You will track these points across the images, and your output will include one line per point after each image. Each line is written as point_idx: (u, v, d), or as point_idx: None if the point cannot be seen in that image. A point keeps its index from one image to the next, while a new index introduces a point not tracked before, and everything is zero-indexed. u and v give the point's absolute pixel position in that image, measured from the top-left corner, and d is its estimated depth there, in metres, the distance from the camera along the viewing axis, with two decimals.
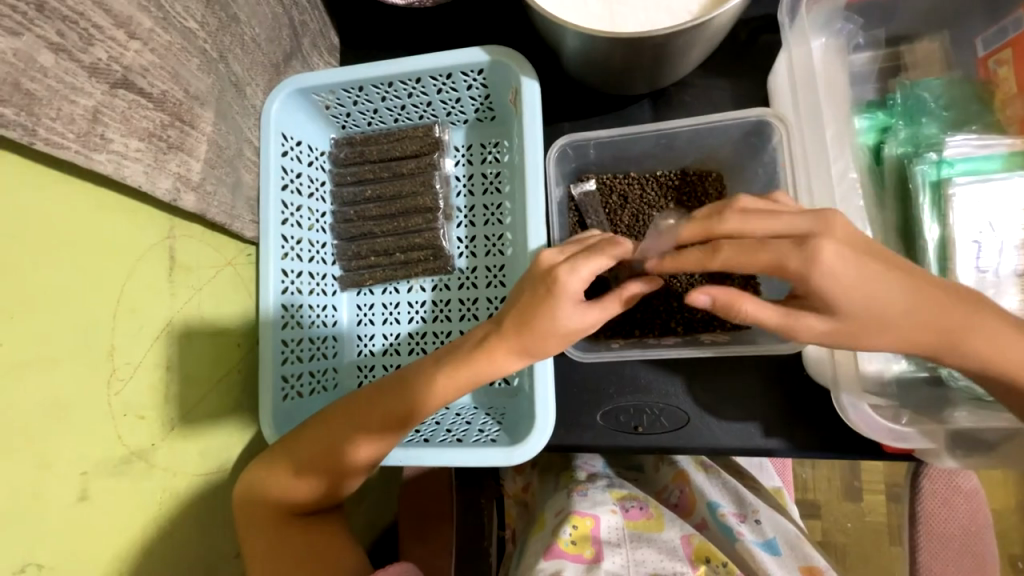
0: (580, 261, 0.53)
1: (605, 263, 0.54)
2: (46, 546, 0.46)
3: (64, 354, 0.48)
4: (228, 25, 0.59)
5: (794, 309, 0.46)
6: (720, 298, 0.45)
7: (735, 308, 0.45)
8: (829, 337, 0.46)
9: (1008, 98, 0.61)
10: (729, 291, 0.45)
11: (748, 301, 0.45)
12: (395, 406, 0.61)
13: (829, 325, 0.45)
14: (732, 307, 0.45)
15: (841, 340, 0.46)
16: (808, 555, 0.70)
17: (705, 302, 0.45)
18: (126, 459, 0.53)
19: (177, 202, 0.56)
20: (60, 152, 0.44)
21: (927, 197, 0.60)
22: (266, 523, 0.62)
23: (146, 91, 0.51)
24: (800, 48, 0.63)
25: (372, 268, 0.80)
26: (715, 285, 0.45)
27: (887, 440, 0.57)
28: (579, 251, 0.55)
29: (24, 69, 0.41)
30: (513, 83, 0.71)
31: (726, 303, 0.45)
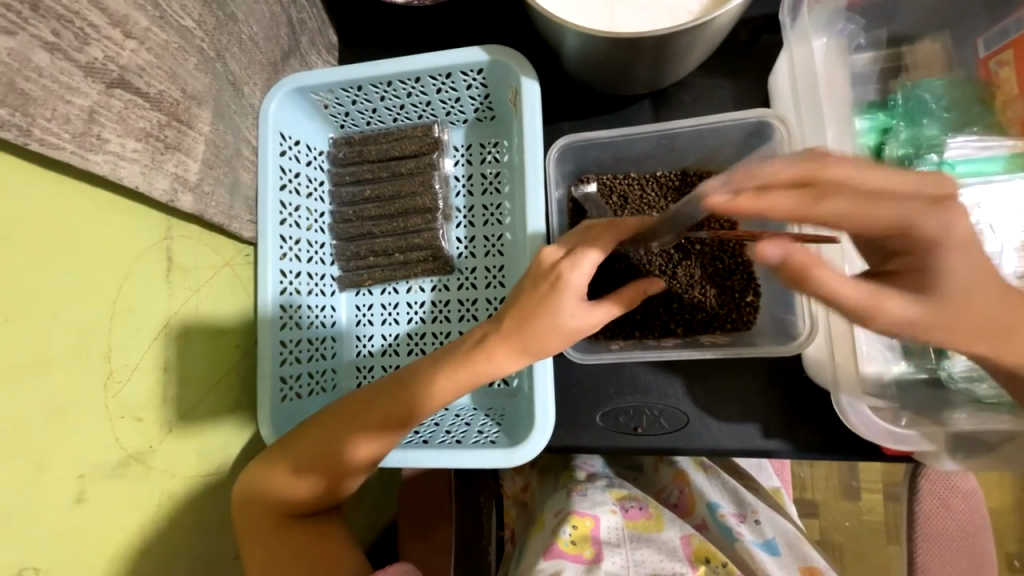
0: (581, 256, 0.55)
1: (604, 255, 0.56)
2: (43, 549, 0.46)
3: (60, 357, 0.47)
4: (226, 23, 0.58)
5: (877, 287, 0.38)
6: (797, 257, 0.37)
7: (811, 274, 0.36)
8: (906, 327, 0.39)
9: (1009, 99, 0.61)
10: (808, 254, 0.37)
11: (828, 268, 0.37)
12: (394, 407, 0.60)
13: (915, 310, 0.38)
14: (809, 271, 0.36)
15: (917, 331, 0.39)
16: (808, 555, 0.70)
17: (774, 255, 0.37)
18: (124, 461, 0.53)
19: (174, 203, 0.55)
20: (56, 153, 0.43)
21: None
22: (267, 525, 0.62)
23: (143, 91, 0.51)
24: (802, 48, 0.63)
25: (371, 268, 0.80)
26: (788, 241, 0.37)
27: (887, 442, 0.58)
28: (579, 246, 0.57)
29: (19, 69, 0.40)
30: (512, 82, 0.71)
31: (803, 264, 0.36)
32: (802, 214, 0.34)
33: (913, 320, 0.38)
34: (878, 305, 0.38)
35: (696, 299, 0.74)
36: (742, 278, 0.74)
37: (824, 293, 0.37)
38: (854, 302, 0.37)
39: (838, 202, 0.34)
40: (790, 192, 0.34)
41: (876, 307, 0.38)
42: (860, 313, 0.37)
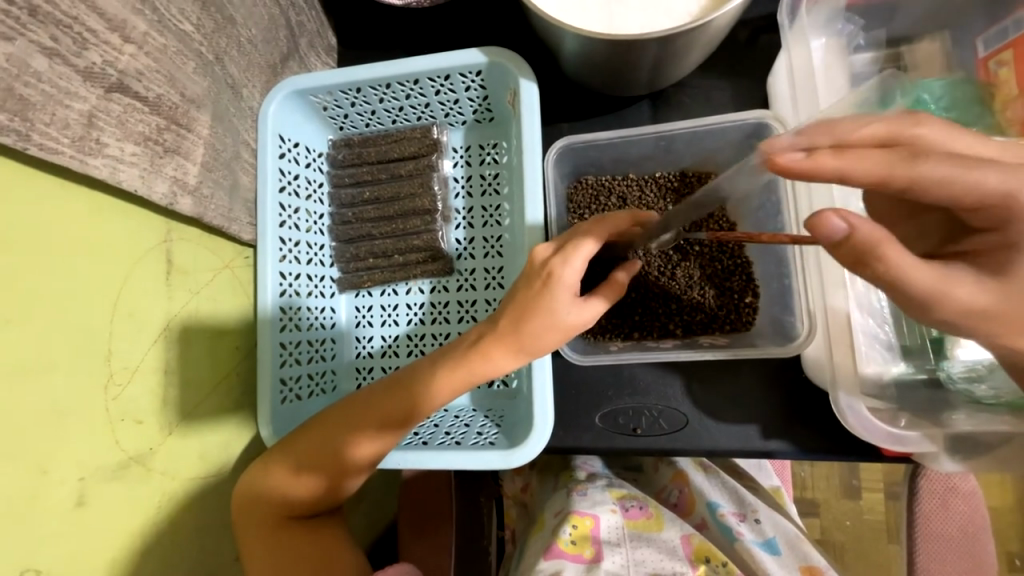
0: (572, 250, 0.53)
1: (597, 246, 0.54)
2: (44, 552, 0.46)
3: (61, 361, 0.48)
4: (224, 26, 0.59)
5: (946, 269, 0.35)
6: (864, 233, 0.32)
7: (880, 253, 0.32)
8: (967, 318, 0.35)
9: (1009, 100, 0.60)
10: (875, 229, 0.33)
11: (897, 246, 0.33)
12: (393, 408, 0.60)
13: (985, 297, 0.35)
14: (879, 249, 0.32)
15: (979, 324, 0.36)
16: (808, 554, 0.70)
17: (840, 228, 0.32)
18: (125, 463, 0.53)
19: (174, 206, 0.55)
20: (55, 157, 0.44)
21: None
22: (269, 524, 0.63)
23: (141, 95, 0.51)
24: (800, 49, 0.63)
25: (371, 269, 0.80)
26: (859, 217, 0.33)
27: (885, 443, 0.57)
28: (568, 241, 0.55)
29: (18, 74, 0.40)
30: (511, 84, 0.71)
31: (870, 242, 0.32)
32: (891, 171, 0.32)
33: (983, 307, 0.35)
34: (945, 290, 0.34)
35: (694, 300, 0.74)
36: (741, 279, 0.74)
37: (888, 274, 0.33)
38: (920, 286, 0.34)
39: (936, 163, 0.32)
40: (875, 152, 0.32)
41: (942, 292, 0.34)
42: (922, 299, 0.34)
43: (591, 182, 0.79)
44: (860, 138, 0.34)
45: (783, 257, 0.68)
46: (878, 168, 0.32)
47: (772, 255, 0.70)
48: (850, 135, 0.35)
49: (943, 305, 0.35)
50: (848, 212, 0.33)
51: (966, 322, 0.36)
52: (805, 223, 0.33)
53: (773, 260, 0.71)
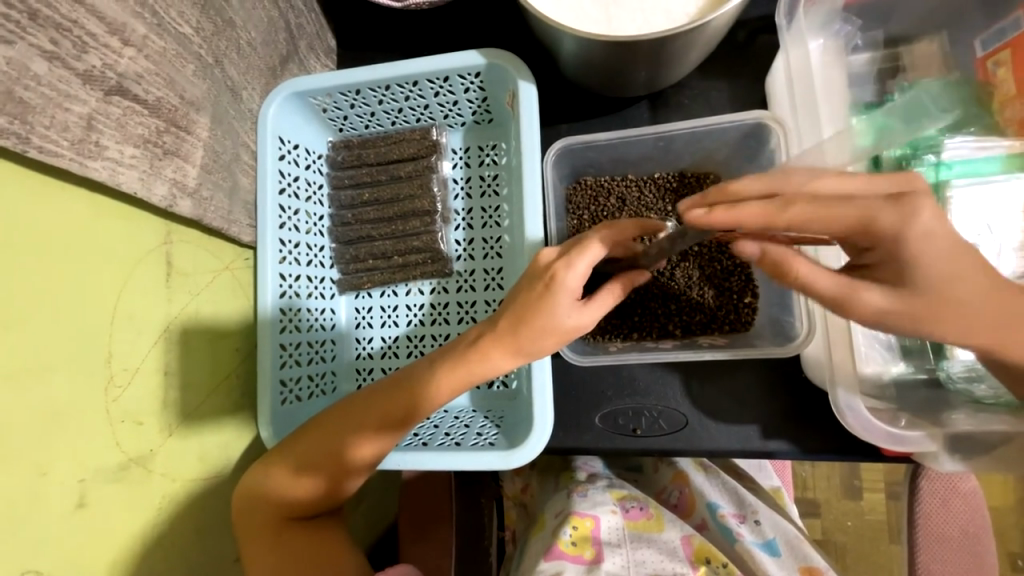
0: (575, 256, 0.53)
1: (601, 253, 0.54)
2: (45, 553, 0.46)
3: (61, 362, 0.48)
4: (223, 29, 0.59)
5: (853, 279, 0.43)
6: (770, 253, 0.44)
7: (783, 267, 0.44)
8: (890, 316, 0.42)
9: (1006, 100, 0.61)
10: (784, 249, 0.44)
11: (805, 260, 0.43)
12: (393, 408, 0.61)
13: (892, 302, 0.42)
14: (782, 267, 0.44)
15: (901, 321, 0.42)
16: (808, 555, 0.70)
17: (751, 252, 0.45)
18: (125, 464, 0.53)
19: (173, 208, 0.56)
20: (55, 160, 0.44)
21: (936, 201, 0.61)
22: (269, 525, 0.63)
23: (141, 97, 0.51)
24: (797, 49, 0.63)
25: (371, 271, 0.80)
26: (764, 242, 0.45)
27: (885, 443, 0.57)
28: (572, 248, 0.55)
29: (18, 77, 0.40)
30: (510, 85, 0.71)
31: (778, 257, 0.44)
32: (771, 219, 0.38)
33: (892, 309, 0.42)
34: (848, 295, 0.42)
35: (694, 301, 0.74)
36: (741, 279, 0.74)
37: (802, 282, 0.44)
38: (823, 290, 0.43)
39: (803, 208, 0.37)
40: (757, 204, 0.38)
41: (845, 296, 0.42)
42: (831, 302, 0.43)
43: (590, 183, 0.79)
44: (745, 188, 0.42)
45: None
46: (758, 217, 0.38)
47: None
48: (735, 187, 0.42)
49: (853, 306, 0.43)
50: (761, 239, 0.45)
51: (891, 320, 0.43)
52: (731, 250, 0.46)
53: None
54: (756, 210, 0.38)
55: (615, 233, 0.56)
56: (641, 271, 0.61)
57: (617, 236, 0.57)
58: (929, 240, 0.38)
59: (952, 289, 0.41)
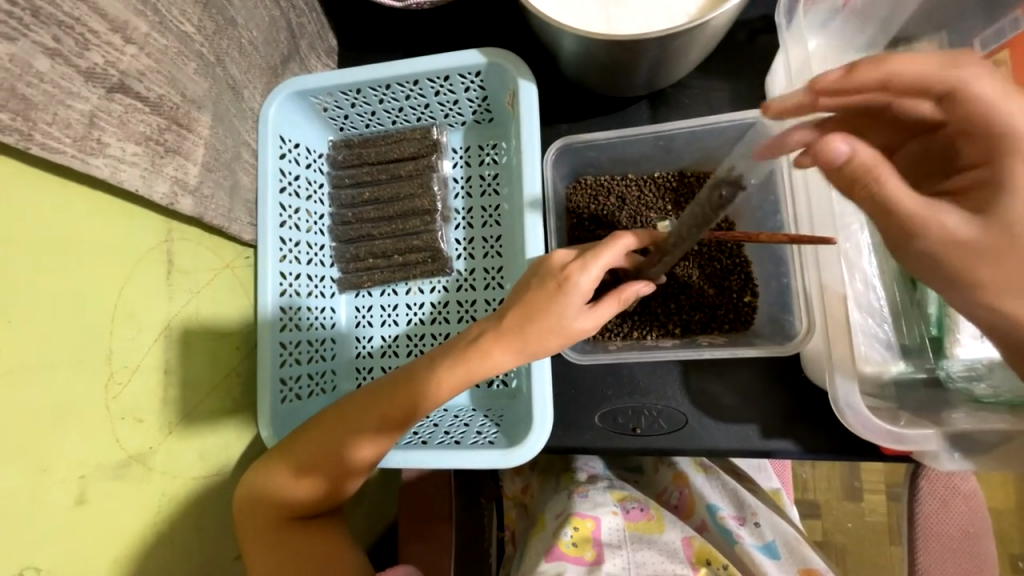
0: (591, 259, 0.55)
1: (614, 258, 0.56)
2: (45, 549, 0.46)
3: (63, 358, 0.48)
4: (225, 28, 0.59)
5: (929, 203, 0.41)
6: (863, 156, 0.39)
7: (871, 176, 0.39)
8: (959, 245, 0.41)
9: None
10: (870, 153, 0.39)
11: (891, 175, 0.39)
12: (393, 407, 0.61)
13: (965, 229, 0.41)
14: (866, 175, 0.39)
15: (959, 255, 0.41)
16: (807, 557, 0.69)
17: (840, 152, 0.39)
18: (124, 462, 0.53)
19: (174, 206, 0.56)
20: (57, 157, 0.44)
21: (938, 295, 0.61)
22: (269, 525, 0.62)
23: (143, 95, 0.51)
24: (797, 48, 0.64)
25: (371, 269, 0.80)
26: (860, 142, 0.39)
27: (885, 442, 0.56)
28: (588, 251, 0.56)
29: (21, 74, 0.41)
30: (510, 84, 0.71)
31: (866, 165, 0.39)
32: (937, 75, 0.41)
33: (964, 238, 0.41)
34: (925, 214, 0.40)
35: (694, 299, 0.74)
36: (740, 278, 0.74)
37: (880, 196, 0.40)
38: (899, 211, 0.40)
39: (980, 80, 0.40)
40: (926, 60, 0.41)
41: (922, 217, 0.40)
42: (915, 221, 0.40)
43: (590, 182, 0.79)
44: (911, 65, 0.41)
45: (782, 255, 0.68)
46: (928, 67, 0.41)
47: (772, 254, 0.71)
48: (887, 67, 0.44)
49: (919, 231, 0.41)
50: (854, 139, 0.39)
51: (950, 253, 0.41)
52: (814, 148, 0.40)
53: (772, 258, 0.71)
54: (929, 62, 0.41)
55: (631, 241, 0.56)
56: (646, 283, 0.59)
57: (634, 244, 0.57)
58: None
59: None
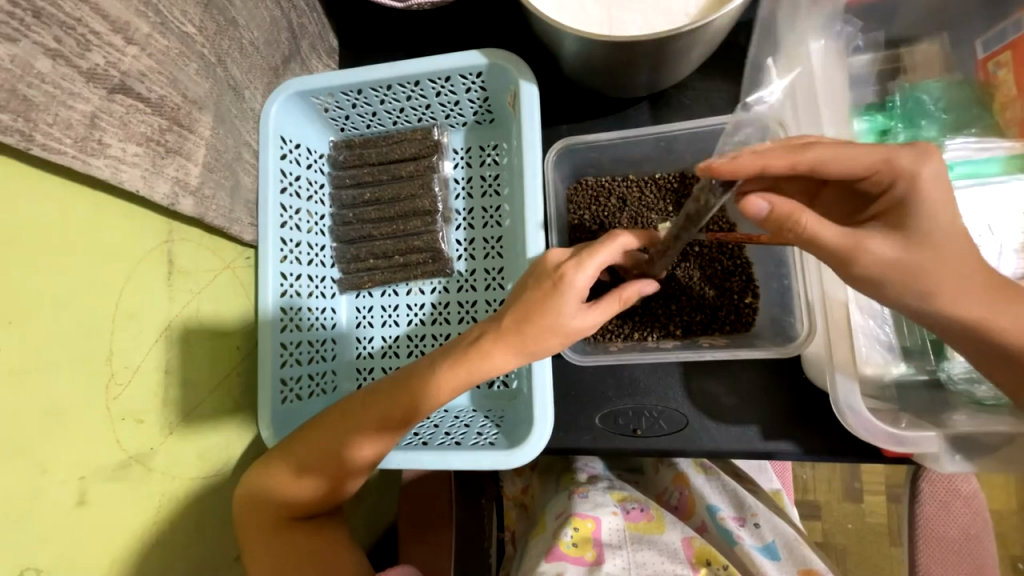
0: (586, 257, 0.55)
1: (609, 258, 0.55)
2: (45, 550, 0.46)
3: (63, 359, 0.48)
4: (227, 28, 0.59)
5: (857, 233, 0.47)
6: (782, 208, 0.46)
7: (793, 220, 0.46)
8: (887, 266, 0.47)
9: (1008, 101, 0.62)
10: (789, 203, 0.46)
11: (808, 217, 0.46)
12: (393, 408, 0.61)
13: (892, 252, 0.47)
14: (789, 218, 0.46)
15: (897, 273, 0.47)
16: (807, 558, 0.68)
17: (761, 208, 0.47)
18: (125, 463, 0.53)
19: (175, 206, 0.56)
20: (59, 158, 0.44)
21: None
22: (269, 524, 0.63)
23: (144, 96, 0.51)
24: (797, 51, 0.64)
25: (371, 270, 0.80)
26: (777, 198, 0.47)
27: (888, 445, 0.56)
28: (584, 250, 0.56)
29: (22, 75, 0.41)
30: (511, 85, 0.71)
31: (785, 213, 0.46)
32: (838, 157, 0.46)
33: (892, 257, 0.47)
34: (856, 244, 0.47)
35: (694, 301, 0.74)
36: (741, 280, 0.74)
37: (805, 234, 0.46)
38: (825, 241, 0.46)
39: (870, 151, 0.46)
40: (830, 147, 0.47)
41: (853, 246, 0.46)
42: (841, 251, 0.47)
43: (591, 183, 0.79)
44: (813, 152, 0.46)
45: (784, 258, 0.68)
46: (831, 153, 0.46)
47: (772, 257, 0.71)
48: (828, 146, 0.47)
49: (858, 256, 0.47)
50: (771, 196, 0.47)
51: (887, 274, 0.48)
52: (738, 205, 0.48)
53: (773, 259, 0.71)
54: (826, 150, 0.46)
55: (627, 242, 0.56)
56: (650, 283, 0.62)
57: (630, 243, 0.57)
58: (941, 183, 0.46)
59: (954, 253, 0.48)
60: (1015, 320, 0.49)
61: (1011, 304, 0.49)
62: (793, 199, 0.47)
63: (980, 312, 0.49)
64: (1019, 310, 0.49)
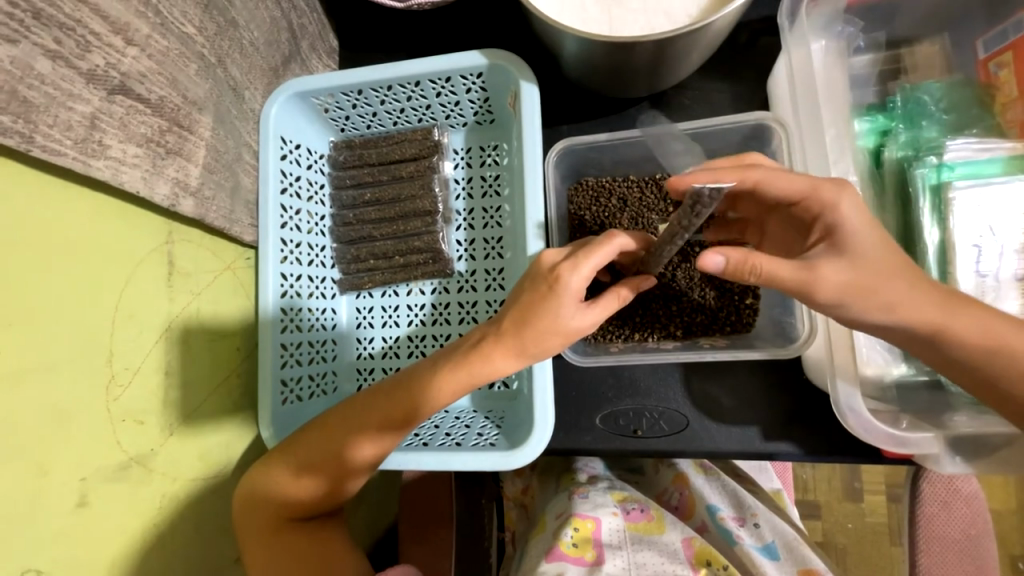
0: (581, 258, 0.55)
1: (604, 260, 0.55)
2: (46, 551, 0.46)
3: (63, 361, 0.48)
4: (227, 29, 0.59)
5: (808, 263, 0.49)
6: (734, 258, 0.50)
7: (750, 266, 0.49)
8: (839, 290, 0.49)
9: (1009, 102, 0.63)
10: (739, 252, 0.50)
11: (761, 259, 0.49)
12: (394, 408, 0.60)
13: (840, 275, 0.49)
14: (747, 263, 0.49)
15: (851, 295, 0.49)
16: (807, 557, 0.68)
17: (717, 261, 0.50)
18: (125, 464, 0.53)
19: (175, 207, 0.56)
20: (59, 159, 0.44)
21: (932, 256, 0.61)
22: (269, 526, 0.62)
23: (144, 97, 0.51)
24: (800, 49, 0.63)
25: (371, 271, 0.80)
26: (729, 248, 0.50)
27: (889, 446, 0.56)
28: (579, 250, 0.56)
29: (22, 76, 0.40)
30: (512, 86, 0.71)
31: (740, 261, 0.49)
32: (770, 183, 0.51)
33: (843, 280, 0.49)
34: (809, 274, 0.49)
35: (694, 302, 0.74)
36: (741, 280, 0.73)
37: (764, 277, 0.50)
38: (785, 278, 0.50)
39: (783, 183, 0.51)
40: (764, 173, 0.52)
41: (809, 277, 0.49)
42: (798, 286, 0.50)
43: (591, 183, 0.79)
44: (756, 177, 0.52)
45: None
46: (767, 179, 0.51)
47: None
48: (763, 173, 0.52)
49: (816, 287, 0.49)
50: (724, 248, 0.50)
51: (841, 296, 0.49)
52: (695, 264, 0.50)
53: None
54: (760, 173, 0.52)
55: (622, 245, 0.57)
56: (647, 278, 0.61)
57: (628, 243, 0.58)
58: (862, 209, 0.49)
59: (895, 265, 0.49)
60: (971, 324, 0.50)
61: (965, 308, 0.51)
62: (743, 247, 0.50)
63: (937, 315, 0.50)
64: (977, 313, 0.51)
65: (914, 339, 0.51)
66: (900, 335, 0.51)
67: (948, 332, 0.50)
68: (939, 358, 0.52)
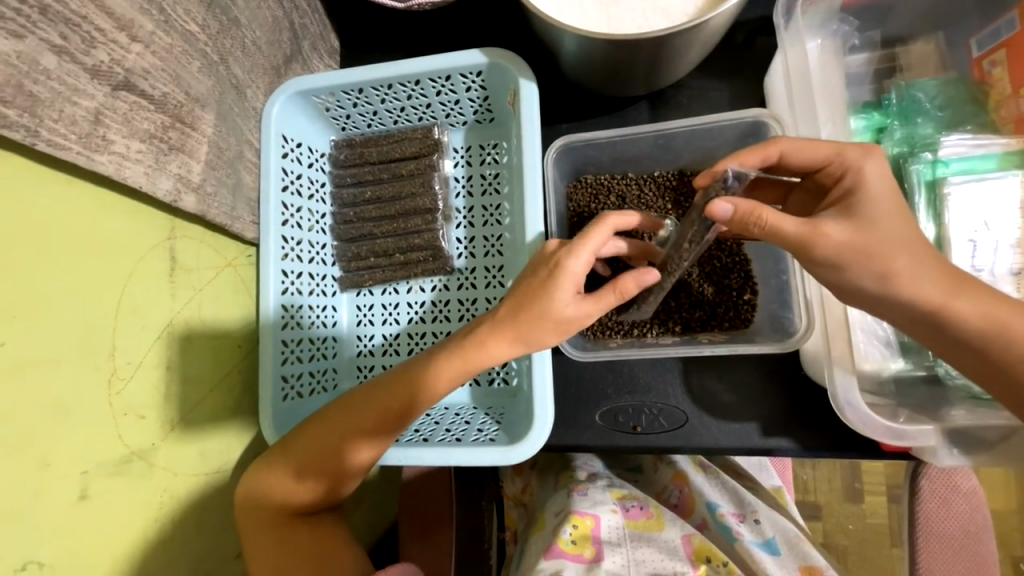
0: (580, 243, 0.55)
1: (602, 244, 0.56)
2: (47, 544, 0.46)
3: (65, 355, 0.48)
4: (228, 28, 0.60)
5: (814, 222, 0.50)
6: (743, 206, 0.49)
7: (756, 216, 0.49)
8: (843, 250, 0.49)
9: (1003, 99, 0.63)
10: (747, 201, 0.49)
11: (771, 212, 0.49)
12: (391, 400, 0.61)
13: (846, 234, 0.50)
14: (753, 213, 0.49)
15: (856, 256, 0.49)
16: (807, 554, 0.69)
17: (726, 210, 0.49)
18: (126, 458, 0.53)
19: (177, 203, 0.56)
20: (63, 153, 0.44)
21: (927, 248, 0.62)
22: (269, 526, 0.62)
23: (147, 93, 0.52)
24: (795, 48, 0.64)
25: (372, 268, 0.81)
26: (737, 199, 0.50)
27: (886, 438, 0.56)
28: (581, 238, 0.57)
29: (28, 71, 0.41)
30: (511, 84, 0.71)
31: (748, 209, 0.49)
32: (795, 149, 0.54)
33: (849, 240, 0.50)
34: (813, 232, 0.50)
35: (694, 298, 0.74)
36: (740, 276, 0.74)
37: (766, 230, 0.50)
38: (788, 231, 0.50)
39: (808, 152, 0.54)
40: (790, 141, 0.54)
41: (813, 233, 0.50)
42: (797, 242, 0.50)
43: (590, 181, 0.80)
44: (789, 149, 0.54)
45: (780, 253, 0.69)
46: (796, 146, 0.54)
47: (772, 251, 0.72)
48: (784, 140, 0.55)
49: (817, 242, 0.50)
50: (732, 198, 0.50)
51: (845, 257, 0.50)
52: (703, 212, 0.50)
53: (772, 252, 0.71)
54: (789, 143, 0.54)
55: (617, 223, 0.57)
56: (648, 271, 0.58)
57: (620, 224, 0.58)
58: (885, 178, 0.52)
59: (901, 236, 0.50)
60: (971, 316, 0.50)
61: (977, 299, 0.50)
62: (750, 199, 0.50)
63: (935, 297, 0.50)
64: (979, 306, 0.50)
65: (911, 318, 0.51)
66: (896, 312, 0.51)
67: (945, 323, 0.50)
68: (944, 342, 0.52)
